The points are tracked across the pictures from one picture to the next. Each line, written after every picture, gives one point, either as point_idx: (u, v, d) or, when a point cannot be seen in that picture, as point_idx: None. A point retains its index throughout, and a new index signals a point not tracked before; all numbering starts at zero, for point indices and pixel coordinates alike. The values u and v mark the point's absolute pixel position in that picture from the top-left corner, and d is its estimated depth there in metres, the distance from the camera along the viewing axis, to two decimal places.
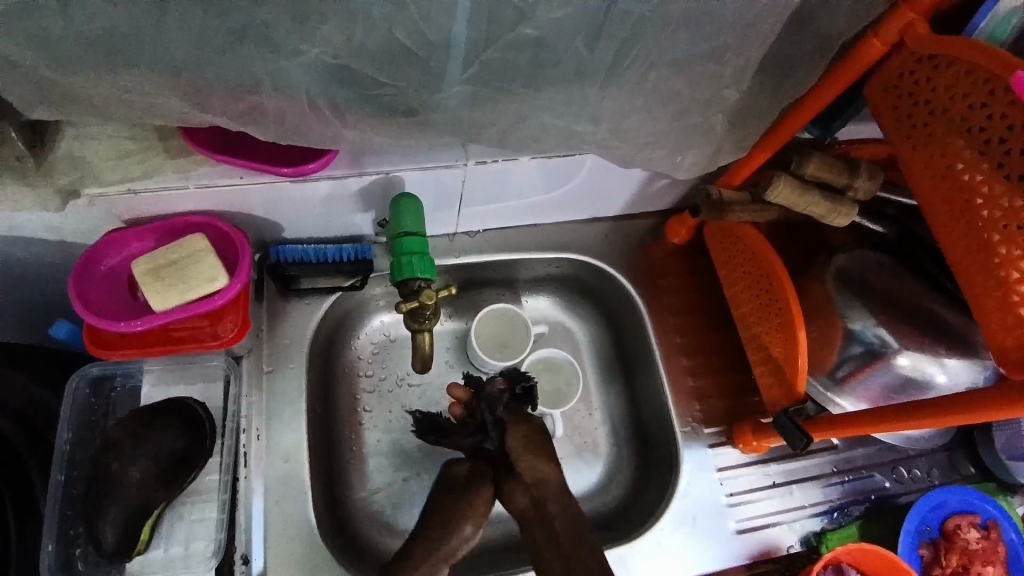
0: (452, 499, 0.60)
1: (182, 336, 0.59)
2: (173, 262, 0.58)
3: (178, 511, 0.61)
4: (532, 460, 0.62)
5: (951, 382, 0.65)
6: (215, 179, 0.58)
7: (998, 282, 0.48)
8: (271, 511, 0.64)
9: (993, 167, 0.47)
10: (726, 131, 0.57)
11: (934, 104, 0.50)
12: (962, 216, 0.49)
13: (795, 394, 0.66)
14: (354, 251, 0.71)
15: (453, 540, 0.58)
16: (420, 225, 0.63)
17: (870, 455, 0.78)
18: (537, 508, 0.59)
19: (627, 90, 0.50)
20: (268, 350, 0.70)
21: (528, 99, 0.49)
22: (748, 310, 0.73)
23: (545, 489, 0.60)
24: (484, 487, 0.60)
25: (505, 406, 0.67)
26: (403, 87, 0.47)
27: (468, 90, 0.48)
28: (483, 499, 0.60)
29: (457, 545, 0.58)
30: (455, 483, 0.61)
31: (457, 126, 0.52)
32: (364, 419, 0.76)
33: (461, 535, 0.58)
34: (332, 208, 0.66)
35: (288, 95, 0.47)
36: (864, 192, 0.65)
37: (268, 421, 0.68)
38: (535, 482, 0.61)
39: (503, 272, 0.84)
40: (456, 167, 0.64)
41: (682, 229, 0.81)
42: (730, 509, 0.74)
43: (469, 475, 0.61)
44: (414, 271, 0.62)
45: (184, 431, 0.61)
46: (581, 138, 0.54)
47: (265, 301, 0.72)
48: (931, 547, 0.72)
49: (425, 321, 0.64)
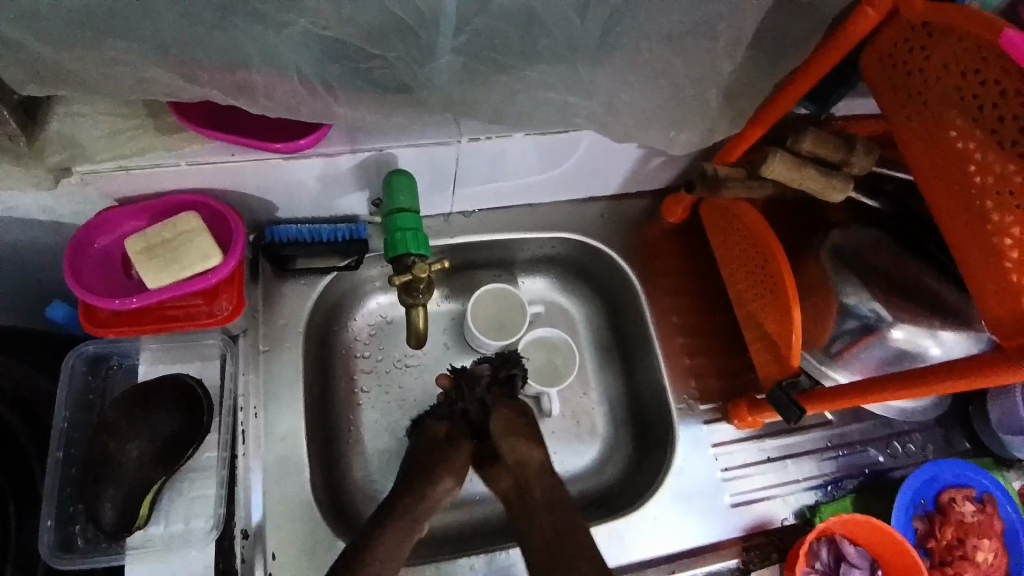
0: (429, 454, 0.64)
1: (177, 315, 0.59)
2: (167, 241, 0.58)
3: (177, 488, 0.61)
4: (514, 444, 0.63)
5: (945, 354, 0.65)
6: (208, 157, 0.57)
7: (991, 250, 0.47)
8: (270, 490, 0.64)
9: (985, 134, 0.46)
10: (722, 107, 0.57)
11: (928, 72, 0.50)
12: (957, 186, 0.49)
13: (790, 368, 0.66)
14: (349, 231, 0.71)
15: (436, 492, 0.61)
16: (414, 202, 0.62)
17: (864, 431, 0.79)
18: (519, 489, 0.61)
19: (622, 63, 0.49)
20: (265, 330, 0.70)
21: (520, 74, 0.49)
22: (744, 287, 0.73)
23: (526, 471, 0.61)
24: (461, 448, 0.64)
25: (486, 388, 0.69)
26: (393, 60, 0.47)
27: (458, 62, 0.48)
28: (464, 456, 0.64)
29: (440, 495, 0.61)
30: (433, 441, 0.65)
31: (451, 102, 0.51)
32: (362, 399, 0.76)
33: (442, 487, 0.62)
34: (326, 187, 0.66)
35: (278, 71, 0.47)
36: (860, 167, 0.64)
37: (266, 401, 0.67)
38: (516, 462, 0.62)
39: (500, 253, 0.84)
40: (450, 145, 0.64)
41: (679, 208, 0.81)
42: (725, 484, 0.75)
43: (448, 436, 0.65)
44: (408, 246, 0.61)
45: (180, 410, 0.62)
46: (575, 113, 0.54)
47: (260, 282, 0.72)
48: (925, 520, 0.73)
49: (419, 295, 0.65)
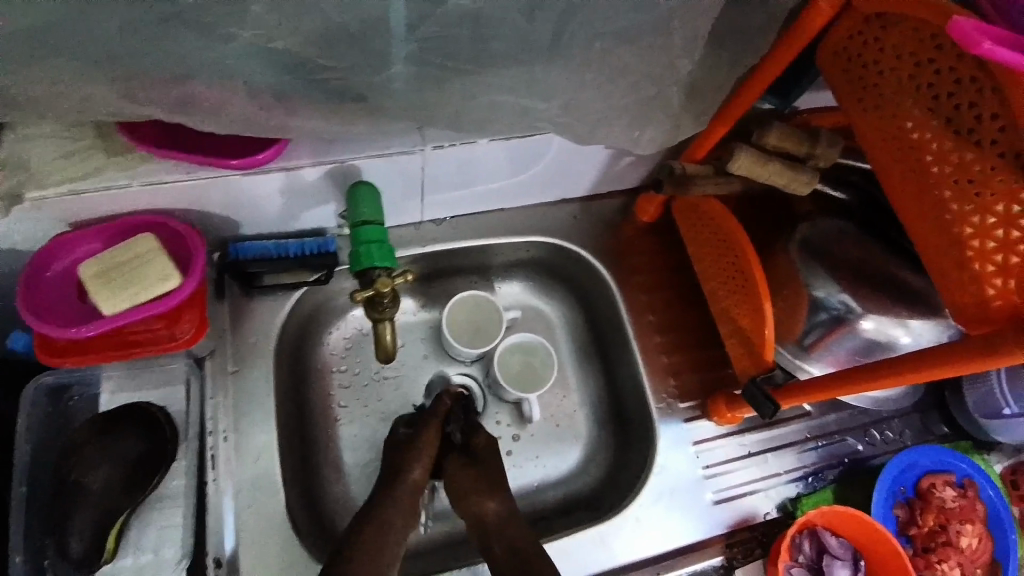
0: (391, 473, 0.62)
1: (137, 339, 0.57)
2: (123, 264, 0.56)
3: (146, 517, 0.60)
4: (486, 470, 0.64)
5: (914, 343, 0.66)
6: (160, 177, 0.56)
7: (953, 240, 0.47)
8: (243, 515, 0.62)
9: (942, 123, 0.46)
10: (684, 105, 0.57)
11: (883, 64, 0.50)
12: (915, 176, 0.49)
13: (764, 362, 0.66)
14: (317, 245, 0.69)
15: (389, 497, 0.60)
16: (378, 214, 0.61)
17: (842, 420, 0.80)
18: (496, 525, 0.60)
19: (578, 64, 0.49)
20: (233, 349, 0.68)
21: (476, 79, 0.48)
22: (717, 284, 0.73)
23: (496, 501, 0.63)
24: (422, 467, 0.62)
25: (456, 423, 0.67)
26: (344, 69, 0.46)
27: (411, 70, 0.47)
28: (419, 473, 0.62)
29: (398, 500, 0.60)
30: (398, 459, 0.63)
31: (408, 109, 0.51)
32: (340, 414, 0.75)
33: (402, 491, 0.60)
34: (290, 201, 0.64)
35: (224, 84, 0.45)
36: (825, 159, 0.65)
37: (235, 421, 0.65)
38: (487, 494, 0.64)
39: (475, 259, 0.83)
40: (413, 153, 0.63)
41: (651, 206, 0.81)
42: (707, 481, 0.75)
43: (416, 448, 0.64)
44: (373, 259, 0.59)
45: (144, 436, 0.61)
46: (534, 116, 0.53)
47: (226, 299, 0.70)
48: (906, 507, 0.74)
49: (386, 310, 0.62)
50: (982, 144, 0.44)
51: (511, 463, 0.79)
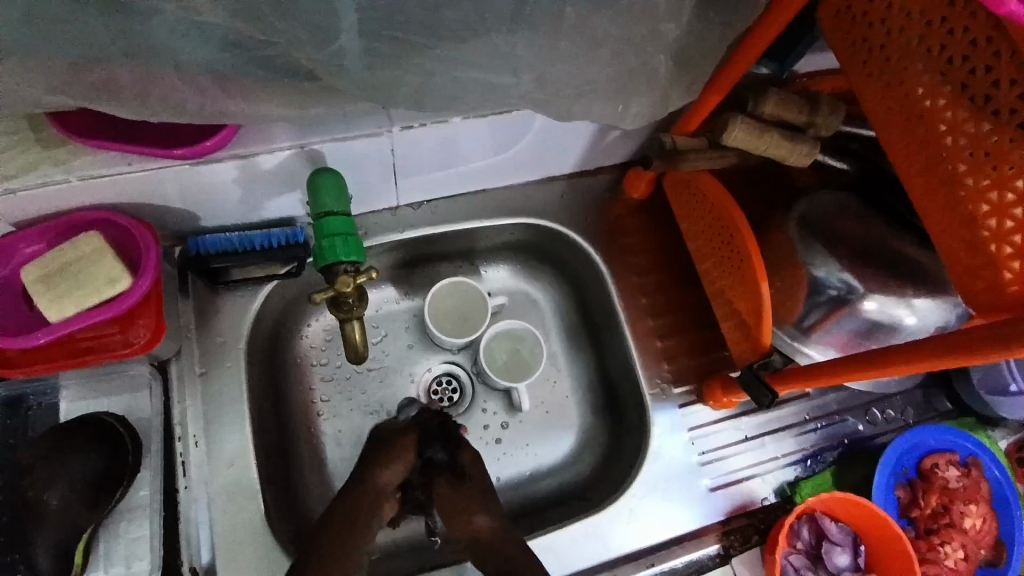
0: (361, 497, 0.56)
1: (89, 346, 0.54)
2: (68, 266, 0.53)
3: (114, 530, 0.58)
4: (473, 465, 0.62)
5: (920, 324, 0.62)
6: (100, 169, 0.51)
7: (965, 219, 0.43)
8: (220, 521, 0.60)
9: (954, 90, 0.42)
10: (673, 75, 0.52)
11: (890, 23, 0.45)
12: (924, 150, 0.44)
13: (761, 347, 0.63)
14: (285, 236, 0.64)
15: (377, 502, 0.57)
16: (343, 203, 0.57)
17: (842, 400, 0.77)
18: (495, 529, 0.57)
19: (550, 31, 0.44)
20: (200, 350, 0.65)
21: (434, 53, 0.43)
22: (711, 264, 0.69)
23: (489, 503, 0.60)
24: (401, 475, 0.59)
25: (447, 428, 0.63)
26: (287, 45, 0.41)
27: (361, 45, 0.42)
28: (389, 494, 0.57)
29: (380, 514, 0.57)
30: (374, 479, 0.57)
31: (365, 89, 0.46)
32: (322, 410, 0.72)
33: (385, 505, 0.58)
34: (249, 190, 0.60)
35: (151, 68, 0.41)
36: (826, 128, 0.60)
37: (206, 426, 0.63)
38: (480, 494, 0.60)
39: (458, 243, 0.79)
40: (380, 135, 0.58)
41: (642, 182, 0.76)
42: (703, 468, 0.72)
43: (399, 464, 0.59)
44: (338, 254, 0.56)
45: (100, 449, 0.57)
46: (505, 92, 0.49)
47: (191, 296, 0.66)
48: (907, 488, 0.72)
49: (352, 309, 0.59)
50: (1000, 115, 0.40)
51: (501, 452, 0.77)
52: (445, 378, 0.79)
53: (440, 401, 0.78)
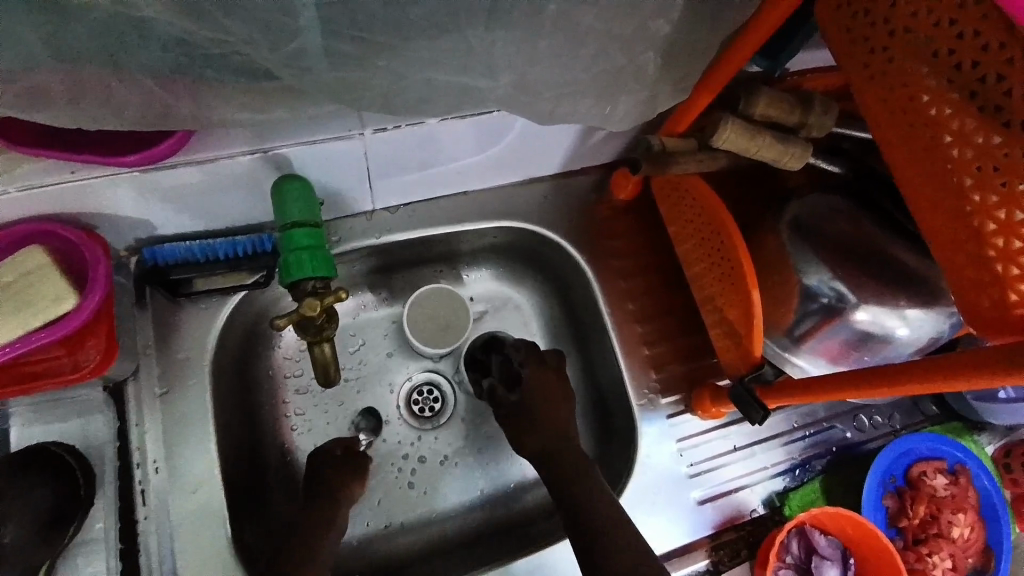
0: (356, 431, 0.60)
1: (34, 370, 0.50)
2: (6, 285, 0.48)
3: (73, 563, 0.56)
4: None
5: (912, 333, 0.60)
6: (42, 180, 0.47)
7: (971, 235, 0.40)
8: (184, 552, 0.57)
9: (963, 97, 0.39)
10: (661, 74, 0.49)
11: (895, 22, 0.42)
12: (928, 158, 0.42)
13: (752, 359, 0.61)
14: (251, 243, 0.60)
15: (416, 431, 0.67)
16: (311, 213, 0.53)
17: (831, 407, 0.75)
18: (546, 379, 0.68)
19: (528, 30, 0.40)
20: (160, 368, 0.60)
21: (401, 55, 0.40)
22: (701, 270, 0.67)
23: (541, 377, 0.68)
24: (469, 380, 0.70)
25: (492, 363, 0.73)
26: (238, 45, 0.37)
27: (323, 46, 0.38)
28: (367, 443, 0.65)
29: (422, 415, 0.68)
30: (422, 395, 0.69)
31: (329, 91, 0.42)
32: (295, 423, 0.70)
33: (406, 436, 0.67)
34: (210, 197, 0.55)
35: (86, 72, 0.37)
36: (818, 128, 0.58)
37: (167, 451, 0.59)
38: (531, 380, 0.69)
39: (438, 248, 0.75)
40: (351, 138, 0.54)
41: (629, 183, 0.73)
42: (692, 479, 0.70)
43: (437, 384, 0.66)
44: (306, 270, 0.53)
45: (48, 484, 0.54)
46: (482, 96, 0.45)
47: (150, 309, 0.61)
48: (896, 497, 0.70)
49: (323, 328, 0.56)
50: (1011, 125, 0.37)
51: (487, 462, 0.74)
52: (426, 386, 0.76)
53: (421, 411, 0.75)
